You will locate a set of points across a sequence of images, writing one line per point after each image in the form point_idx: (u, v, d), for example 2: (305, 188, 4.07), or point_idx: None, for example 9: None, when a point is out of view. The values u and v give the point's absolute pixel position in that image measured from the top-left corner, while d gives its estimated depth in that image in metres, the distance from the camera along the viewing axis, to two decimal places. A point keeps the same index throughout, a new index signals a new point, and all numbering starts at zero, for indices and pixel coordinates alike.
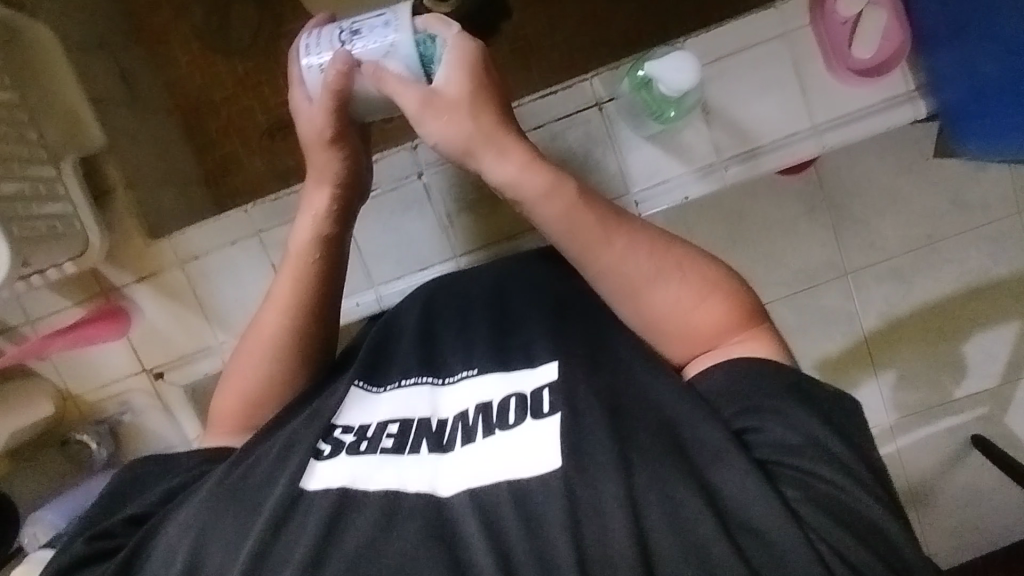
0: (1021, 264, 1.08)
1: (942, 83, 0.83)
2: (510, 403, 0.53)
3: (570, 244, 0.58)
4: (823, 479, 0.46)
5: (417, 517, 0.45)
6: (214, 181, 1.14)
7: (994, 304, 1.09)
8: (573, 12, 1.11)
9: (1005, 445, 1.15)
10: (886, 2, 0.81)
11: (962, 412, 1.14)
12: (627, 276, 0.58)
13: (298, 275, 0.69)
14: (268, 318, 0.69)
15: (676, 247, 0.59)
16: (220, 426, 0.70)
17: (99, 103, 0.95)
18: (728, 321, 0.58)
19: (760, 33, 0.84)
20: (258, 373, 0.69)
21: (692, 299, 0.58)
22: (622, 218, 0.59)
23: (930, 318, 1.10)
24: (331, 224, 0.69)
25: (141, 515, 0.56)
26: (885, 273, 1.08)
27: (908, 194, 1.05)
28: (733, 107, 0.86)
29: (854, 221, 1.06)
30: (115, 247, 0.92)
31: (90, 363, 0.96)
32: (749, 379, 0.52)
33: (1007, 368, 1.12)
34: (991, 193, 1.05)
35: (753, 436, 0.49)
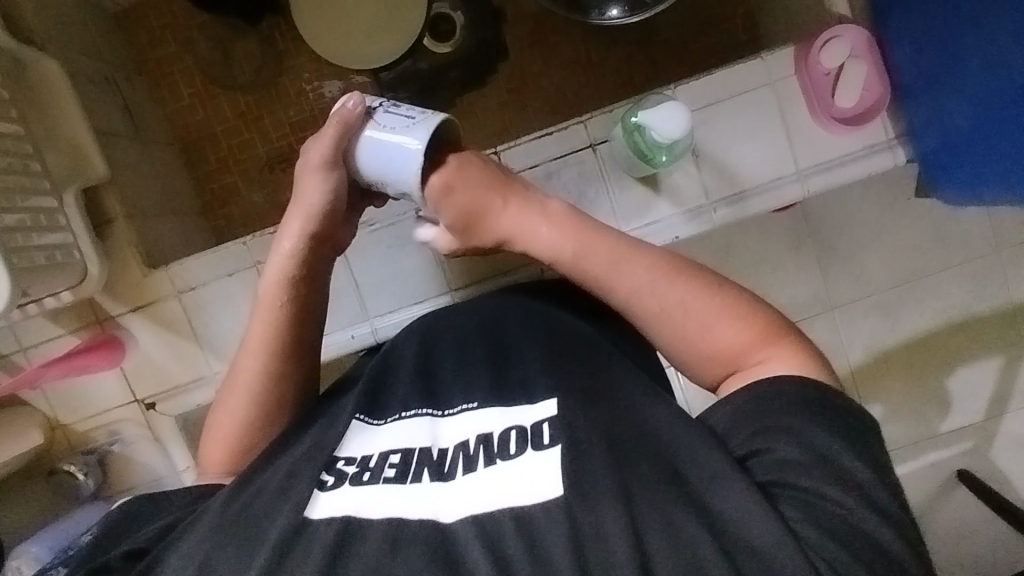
0: (1001, 301, 1.11)
1: (920, 134, 0.86)
2: (511, 435, 0.54)
3: (581, 275, 0.65)
4: (829, 498, 0.46)
5: (420, 543, 0.45)
6: (212, 212, 1.16)
7: (976, 340, 1.12)
8: (568, 55, 1.15)
9: (991, 480, 1.17)
10: (865, 56, 0.87)
11: (948, 446, 1.16)
12: (641, 300, 0.62)
13: (274, 312, 0.70)
14: (245, 364, 0.70)
15: (686, 267, 0.63)
16: (208, 475, 0.70)
17: (102, 134, 0.96)
18: (748, 338, 0.60)
19: (747, 82, 0.88)
20: (238, 419, 0.70)
21: (710, 317, 0.61)
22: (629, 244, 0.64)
23: (915, 354, 1.13)
24: (301, 264, 0.70)
25: (139, 550, 0.56)
26: (870, 309, 1.11)
27: (891, 232, 1.09)
28: (722, 152, 0.89)
29: (838, 258, 1.09)
30: (113, 277, 0.93)
31: (82, 392, 0.96)
32: (774, 401, 0.52)
33: (990, 403, 1.14)
34: (970, 233, 1.09)
35: (758, 459, 0.50)
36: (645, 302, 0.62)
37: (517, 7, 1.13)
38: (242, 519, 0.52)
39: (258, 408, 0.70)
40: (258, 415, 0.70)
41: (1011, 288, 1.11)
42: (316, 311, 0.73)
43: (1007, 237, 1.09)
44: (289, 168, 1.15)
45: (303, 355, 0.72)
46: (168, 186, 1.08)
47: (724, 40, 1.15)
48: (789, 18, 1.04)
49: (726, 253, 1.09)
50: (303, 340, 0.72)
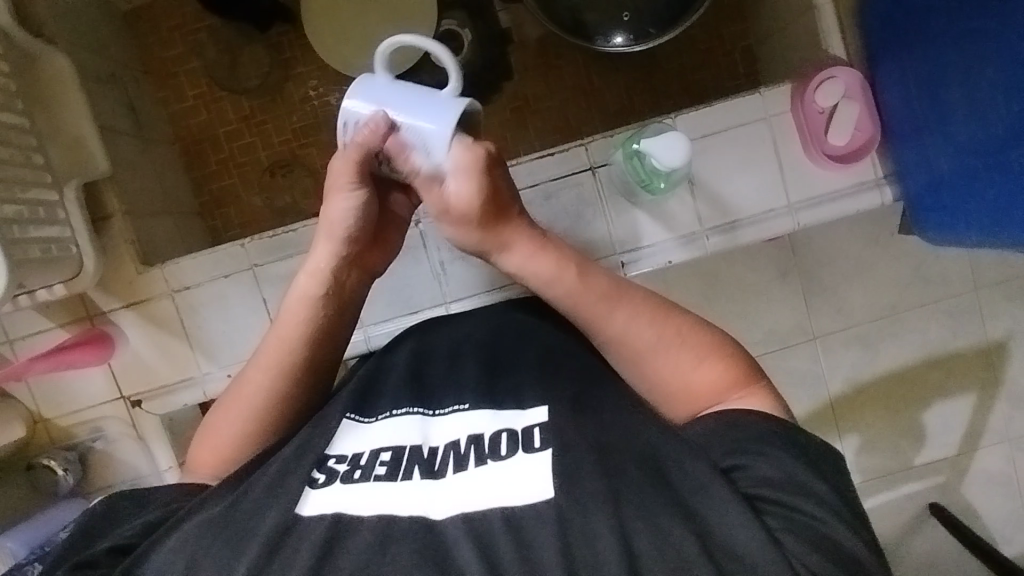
0: (975, 339, 1.14)
1: (906, 172, 0.90)
2: (501, 437, 0.54)
3: (574, 313, 0.63)
4: (806, 513, 0.47)
5: (410, 539, 0.46)
6: (209, 213, 1.17)
7: (951, 376, 1.15)
8: (571, 79, 1.17)
9: (962, 514, 1.19)
10: (858, 97, 0.90)
11: (921, 479, 1.18)
12: (627, 340, 0.62)
13: (291, 337, 0.67)
14: (255, 375, 0.68)
15: (673, 315, 0.63)
16: (195, 475, 0.68)
17: (105, 130, 0.96)
18: (728, 383, 0.61)
19: (745, 115, 0.91)
20: (238, 428, 0.68)
21: (690, 361, 0.62)
22: (621, 289, 0.63)
23: (892, 386, 1.16)
24: (327, 285, 0.67)
25: (124, 545, 0.56)
26: (851, 340, 1.14)
27: (874, 266, 1.12)
28: (717, 182, 0.92)
29: (822, 289, 1.12)
30: (108, 273, 0.93)
31: (67, 388, 0.95)
32: (736, 429, 0.54)
33: (962, 438, 1.17)
34: (949, 270, 1.12)
35: (740, 472, 0.50)
36: (626, 339, 0.62)
37: (523, 29, 1.16)
38: (231, 517, 0.52)
39: (261, 423, 0.68)
40: (258, 429, 0.68)
41: (987, 327, 1.14)
42: (337, 336, 0.70)
43: (985, 277, 1.13)
44: (289, 173, 1.16)
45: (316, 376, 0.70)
46: (166, 185, 1.09)
47: (722, 74, 1.18)
48: (785, 57, 1.07)
49: (714, 279, 1.11)
50: (317, 362, 0.69)
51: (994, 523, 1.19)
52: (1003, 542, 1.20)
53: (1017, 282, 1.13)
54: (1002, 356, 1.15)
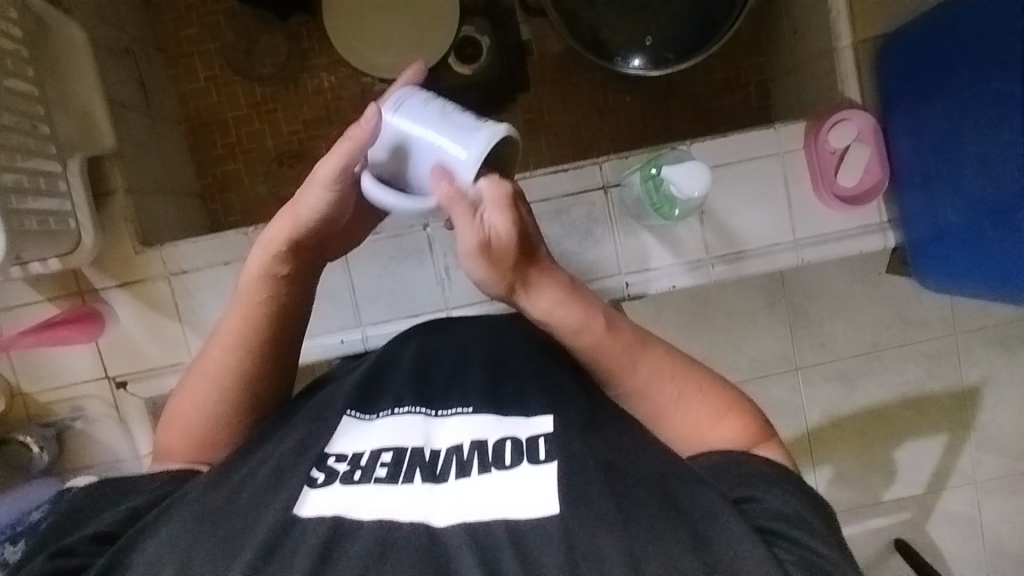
0: (952, 381, 1.17)
1: (911, 220, 0.91)
2: (505, 445, 0.54)
3: (599, 366, 0.63)
4: (821, 555, 0.48)
5: (412, 547, 0.45)
6: (210, 196, 1.15)
7: (925, 416, 1.18)
8: (586, 95, 1.18)
9: (924, 552, 1.22)
10: (870, 142, 0.91)
11: (888, 514, 1.20)
12: (650, 391, 0.63)
13: (246, 313, 0.65)
14: (214, 355, 0.67)
15: (692, 370, 0.64)
16: (165, 459, 0.66)
17: (115, 105, 0.95)
18: (746, 438, 0.60)
19: (758, 149, 0.92)
20: (201, 411, 0.66)
21: (711, 416, 0.62)
22: (646, 343, 0.63)
23: (868, 422, 1.18)
24: (286, 265, 0.65)
25: (106, 533, 0.54)
26: (832, 374, 1.16)
27: (859, 305, 1.14)
28: (726, 213, 0.93)
29: (809, 321, 1.14)
30: (104, 251, 0.91)
31: (50, 364, 0.93)
32: (735, 467, 0.55)
33: (930, 478, 1.20)
34: (932, 313, 1.15)
35: (752, 505, 0.51)
36: (658, 385, 0.63)
37: (544, 42, 1.16)
38: (228, 512, 0.51)
39: (224, 404, 0.66)
40: (221, 410, 0.66)
41: (962, 372, 1.17)
42: (297, 310, 0.68)
43: (964, 323, 1.15)
44: (296, 164, 1.15)
45: (280, 354, 0.68)
46: (169, 164, 1.07)
47: (735, 106, 1.20)
48: (799, 95, 1.09)
49: (705, 303, 1.12)
50: (275, 341, 0.67)
51: (955, 563, 1.22)
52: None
53: (994, 330, 1.16)
54: (974, 402, 1.17)
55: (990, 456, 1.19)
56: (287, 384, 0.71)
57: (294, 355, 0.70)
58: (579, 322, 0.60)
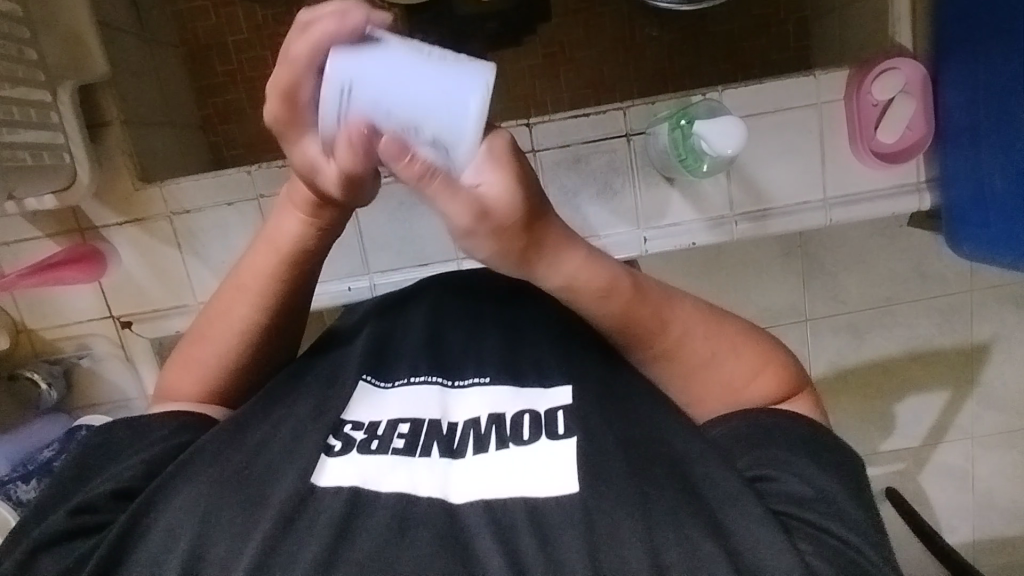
0: (962, 339, 1.14)
1: (951, 181, 0.86)
2: (524, 419, 0.52)
3: (621, 334, 0.56)
4: (840, 539, 0.46)
5: (431, 523, 0.44)
6: (211, 127, 1.10)
7: (931, 371, 1.16)
8: (611, 29, 1.09)
9: (914, 500, 1.24)
10: (917, 94, 0.85)
11: (883, 464, 1.21)
12: (685, 356, 0.58)
13: (266, 272, 0.63)
14: (231, 298, 0.64)
15: (726, 322, 0.59)
16: (172, 399, 0.64)
17: (102, 25, 0.88)
18: (774, 389, 0.58)
19: (795, 98, 0.86)
20: (225, 357, 0.65)
21: (751, 371, 0.58)
22: (671, 302, 0.57)
23: (874, 375, 1.16)
24: (312, 228, 0.61)
25: (125, 490, 0.53)
26: (842, 327, 1.13)
27: (877, 258, 1.09)
28: (754, 166, 0.88)
29: (823, 273, 1.09)
30: (103, 186, 0.87)
31: (55, 301, 0.91)
32: (770, 434, 0.53)
33: (929, 432, 1.20)
34: (951, 269, 1.11)
35: (766, 484, 0.50)
36: (690, 350, 0.57)
37: None
38: (247, 474, 0.50)
39: (239, 360, 0.65)
40: (238, 364, 0.65)
41: (975, 329, 1.14)
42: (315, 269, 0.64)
43: (983, 281, 1.12)
44: None
45: (298, 309, 0.66)
46: (167, 93, 1.01)
47: (770, 46, 1.11)
48: (843, 36, 1.01)
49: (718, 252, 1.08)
50: (292, 307, 0.65)
51: (943, 511, 1.24)
52: (948, 530, 1.26)
53: (1011, 289, 1.12)
54: (982, 358, 1.16)
55: (990, 412, 1.19)
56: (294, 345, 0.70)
57: (306, 307, 0.67)
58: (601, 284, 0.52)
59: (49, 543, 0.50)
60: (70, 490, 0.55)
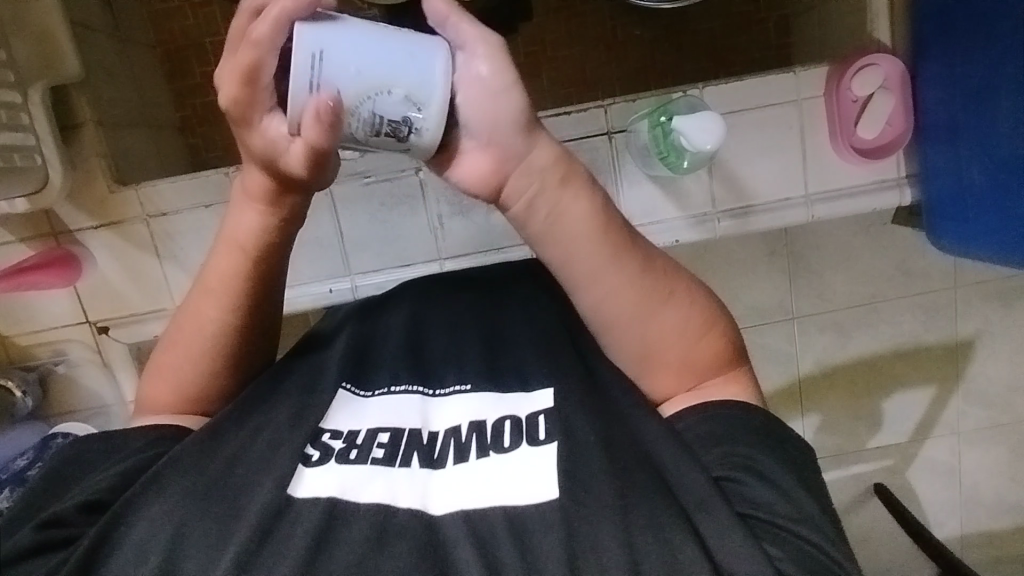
0: (947, 334, 1.15)
1: (930, 175, 0.86)
2: (505, 425, 0.51)
3: (572, 271, 0.55)
4: (807, 541, 0.45)
5: (409, 536, 0.44)
6: (190, 130, 1.08)
7: (916, 368, 1.16)
8: (593, 28, 1.09)
9: (902, 496, 1.24)
10: (896, 89, 0.85)
11: (871, 461, 1.22)
12: (631, 305, 0.55)
13: (233, 262, 0.61)
14: (201, 305, 0.62)
15: (676, 274, 0.57)
16: (153, 414, 0.62)
17: (76, 26, 0.87)
18: (721, 358, 0.57)
19: (776, 95, 0.86)
20: (199, 357, 0.62)
21: (696, 331, 0.56)
22: (627, 240, 0.55)
23: (860, 372, 1.16)
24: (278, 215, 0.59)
25: (96, 503, 0.52)
26: (828, 324, 1.13)
27: (861, 254, 1.10)
28: (737, 164, 0.88)
29: (808, 270, 1.10)
30: (77, 188, 0.86)
31: (29, 307, 0.89)
32: (732, 425, 0.52)
33: (915, 428, 1.20)
34: (935, 265, 1.11)
35: (733, 484, 0.49)
36: (643, 293, 0.55)
37: None
38: (221, 483, 0.49)
39: (217, 360, 0.63)
40: (215, 366, 0.63)
41: (958, 325, 1.15)
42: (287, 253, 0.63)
43: (967, 277, 1.12)
44: None
45: (271, 300, 0.64)
46: (144, 95, 1.00)
47: (752, 44, 1.12)
48: (825, 34, 1.01)
49: (703, 250, 1.08)
50: (266, 296, 0.63)
51: (931, 507, 1.25)
52: (936, 526, 1.26)
53: (995, 285, 1.13)
54: (967, 354, 1.16)
55: (976, 407, 1.19)
56: (271, 348, 0.67)
57: (280, 299, 0.65)
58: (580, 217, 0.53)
59: (15, 560, 0.48)
60: (40, 504, 0.53)
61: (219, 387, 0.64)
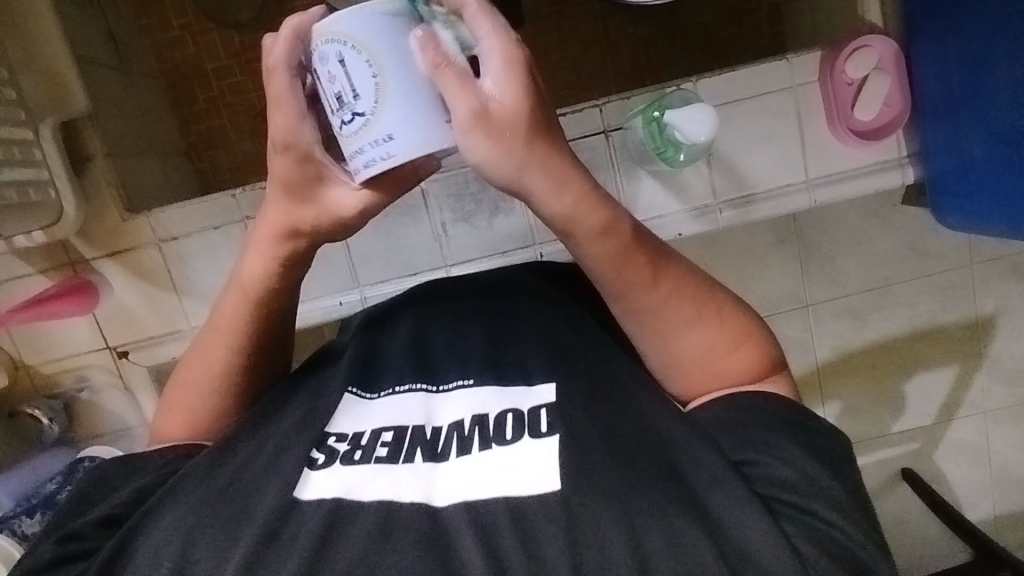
0: (965, 313, 1.14)
1: (930, 155, 0.86)
2: (507, 418, 0.52)
3: (612, 282, 0.54)
4: (816, 516, 0.46)
5: (413, 529, 0.44)
6: (196, 154, 1.11)
7: (935, 349, 1.15)
8: (586, 29, 1.10)
9: (931, 480, 1.23)
10: (891, 69, 0.85)
11: (896, 446, 1.20)
12: (663, 320, 0.56)
13: (245, 301, 0.61)
14: (210, 343, 0.63)
15: (716, 295, 0.57)
16: (173, 436, 0.64)
17: (80, 61, 0.90)
18: (752, 368, 0.58)
19: (770, 82, 0.87)
20: (207, 386, 0.63)
21: (724, 348, 0.57)
22: (666, 258, 0.55)
23: (879, 356, 1.15)
24: (285, 259, 0.59)
25: (113, 516, 0.53)
26: (842, 309, 1.12)
27: (872, 238, 1.09)
28: (735, 155, 0.88)
29: (819, 256, 1.09)
30: (90, 218, 0.88)
31: (50, 336, 0.92)
32: (755, 411, 0.53)
33: (939, 410, 1.19)
34: (948, 244, 1.10)
35: (751, 468, 0.49)
36: (677, 307, 0.56)
37: None
38: (231, 491, 0.50)
39: (226, 384, 0.64)
40: (227, 399, 0.64)
41: (977, 302, 1.13)
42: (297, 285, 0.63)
43: (982, 253, 1.11)
44: None
45: (277, 330, 0.65)
46: (149, 123, 1.02)
47: (745, 35, 1.12)
48: (817, 19, 1.01)
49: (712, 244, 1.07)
50: (274, 331, 0.64)
51: (961, 488, 1.23)
52: (967, 508, 1.25)
53: (1011, 261, 1.11)
54: (988, 332, 1.15)
55: (1000, 386, 1.18)
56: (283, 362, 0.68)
57: (289, 322, 0.66)
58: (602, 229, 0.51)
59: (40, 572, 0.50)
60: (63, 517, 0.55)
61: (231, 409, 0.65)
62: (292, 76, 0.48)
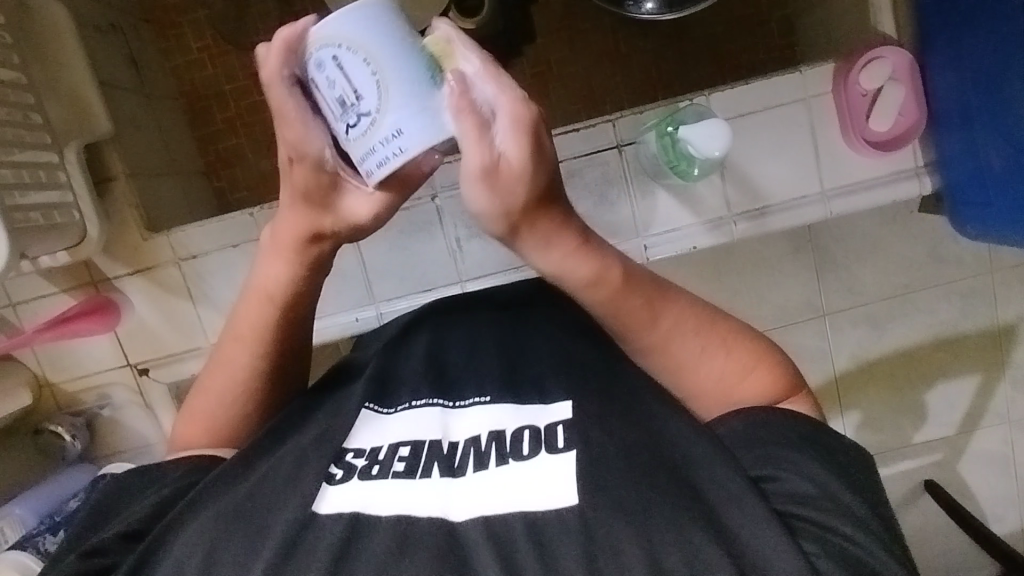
0: (987, 321, 1.12)
1: (947, 162, 0.86)
2: (523, 434, 0.52)
3: (612, 321, 0.55)
4: (840, 533, 0.45)
5: (431, 543, 0.45)
6: (215, 173, 1.13)
7: (957, 357, 1.14)
8: (596, 44, 1.11)
9: (956, 492, 1.20)
10: (905, 80, 0.85)
11: (919, 456, 1.18)
12: (675, 356, 0.57)
13: (264, 314, 0.62)
14: (231, 349, 0.64)
15: (720, 323, 0.58)
16: (192, 443, 0.65)
17: (104, 85, 0.92)
18: (771, 394, 0.57)
19: (784, 94, 0.86)
20: (225, 395, 0.64)
21: (737, 374, 0.57)
22: (665, 293, 0.56)
23: (899, 365, 1.14)
24: (301, 265, 0.60)
25: (135, 531, 0.54)
26: (861, 318, 1.11)
27: (890, 246, 1.08)
28: (748, 168, 0.88)
29: (835, 265, 1.08)
30: (112, 237, 0.90)
31: (72, 354, 0.93)
32: (774, 429, 0.53)
33: (963, 420, 1.17)
34: (968, 251, 1.08)
35: (772, 484, 0.49)
36: (679, 341, 0.56)
37: None
38: (251, 505, 0.51)
39: (244, 396, 0.65)
40: (244, 412, 0.65)
41: (999, 310, 1.12)
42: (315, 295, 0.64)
43: (1003, 261, 1.09)
44: None
45: (295, 341, 0.65)
46: (170, 143, 1.05)
47: (755, 46, 1.12)
48: (827, 29, 1.01)
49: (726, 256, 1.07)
50: (292, 339, 0.65)
51: (986, 500, 1.21)
52: (993, 519, 1.22)
53: None
54: (1011, 339, 1.13)
55: None
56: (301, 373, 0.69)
57: (306, 335, 0.66)
58: (592, 275, 0.50)
59: None
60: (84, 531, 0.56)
61: (250, 421, 0.65)
62: (287, 88, 0.47)
